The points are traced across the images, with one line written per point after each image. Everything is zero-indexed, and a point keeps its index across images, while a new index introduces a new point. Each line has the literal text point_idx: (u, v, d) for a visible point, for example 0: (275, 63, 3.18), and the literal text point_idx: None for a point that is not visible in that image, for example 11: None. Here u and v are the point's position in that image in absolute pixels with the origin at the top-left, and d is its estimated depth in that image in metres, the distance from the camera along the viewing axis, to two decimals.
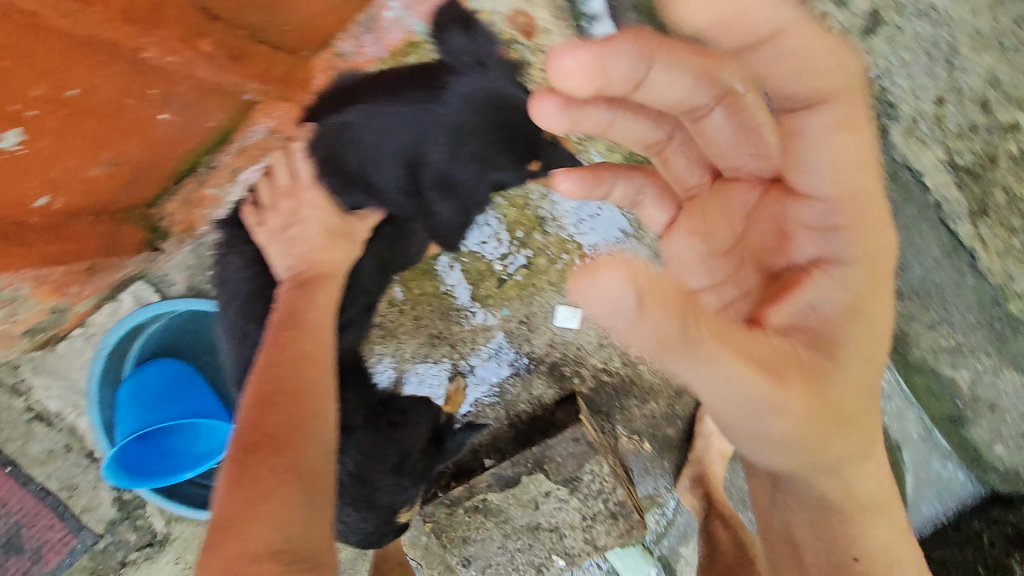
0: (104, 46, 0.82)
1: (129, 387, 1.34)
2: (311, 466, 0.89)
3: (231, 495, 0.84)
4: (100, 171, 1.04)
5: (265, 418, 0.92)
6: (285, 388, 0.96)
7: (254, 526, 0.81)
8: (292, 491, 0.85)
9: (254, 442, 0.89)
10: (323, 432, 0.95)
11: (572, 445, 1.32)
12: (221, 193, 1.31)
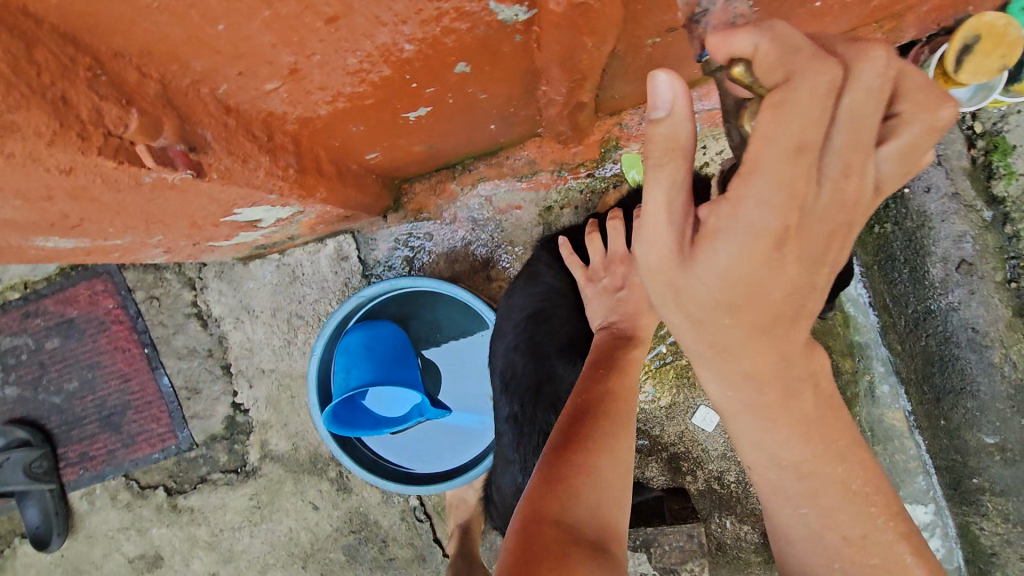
0: (529, 73, 0.93)
1: (367, 340, 1.13)
2: (612, 486, 0.78)
3: (540, 491, 0.75)
4: (420, 148, 1.14)
5: (589, 422, 0.84)
6: (606, 407, 0.87)
7: (561, 511, 0.74)
8: (588, 506, 0.75)
9: (562, 439, 0.82)
10: (621, 459, 0.81)
11: (685, 539, 1.37)
12: (461, 192, 1.40)
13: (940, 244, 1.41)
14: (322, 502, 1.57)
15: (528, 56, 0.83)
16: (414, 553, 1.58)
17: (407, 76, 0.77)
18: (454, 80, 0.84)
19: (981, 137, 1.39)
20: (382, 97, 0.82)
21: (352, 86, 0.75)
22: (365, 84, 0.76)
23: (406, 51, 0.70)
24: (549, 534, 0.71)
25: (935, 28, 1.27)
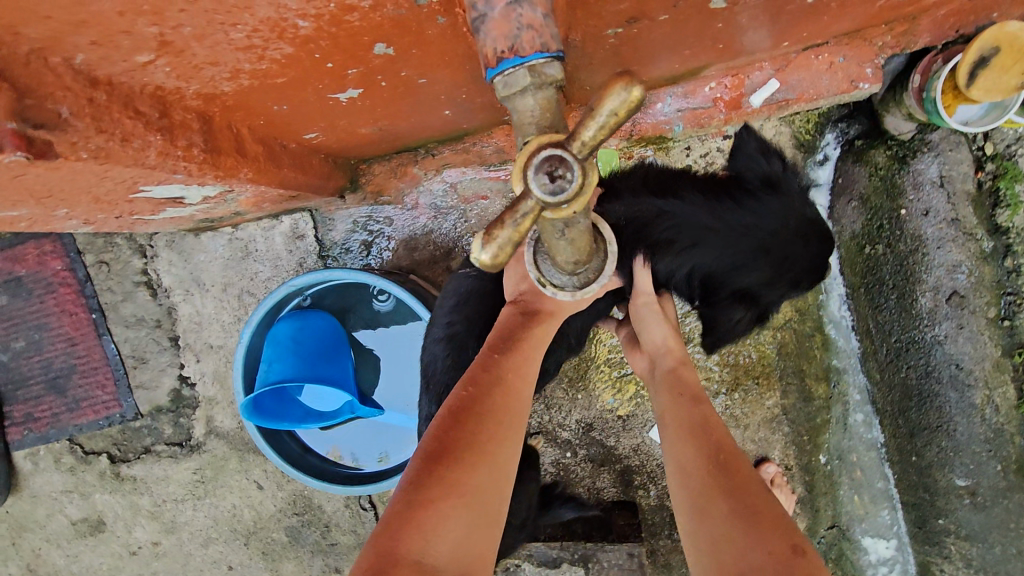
0: (473, 60, 0.83)
1: (294, 330, 1.08)
2: (485, 500, 0.77)
3: (402, 523, 0.72)
4: (367, 130, 1.05)
5: (468, 433, 0.80)
6: (486, 411, 0.83)
7: (423, 548, 0.70)
8: (455, 528, 0.73)
9: (433, 456, 0.77)
10: (501, 463, 0.80)
11: (624, 558, 1.37)
12: (423, 177, 1.32)
13: (932, 273, 1.31)
14: (266, 482, 1.54)
15: (461, 39, 0.73)
16: (356, 540, 1.55)
17: (317, 56, 0.69)
18: (379, 62, 0.75)
19: (991, 160, 1.25)
20: (296, 76, 0.73)
21: (252, 63, 0.67)
22: (267, 61, 0.67)
23: (302, 28, 0.61)
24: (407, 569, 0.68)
25: (952, 35, 1.14)
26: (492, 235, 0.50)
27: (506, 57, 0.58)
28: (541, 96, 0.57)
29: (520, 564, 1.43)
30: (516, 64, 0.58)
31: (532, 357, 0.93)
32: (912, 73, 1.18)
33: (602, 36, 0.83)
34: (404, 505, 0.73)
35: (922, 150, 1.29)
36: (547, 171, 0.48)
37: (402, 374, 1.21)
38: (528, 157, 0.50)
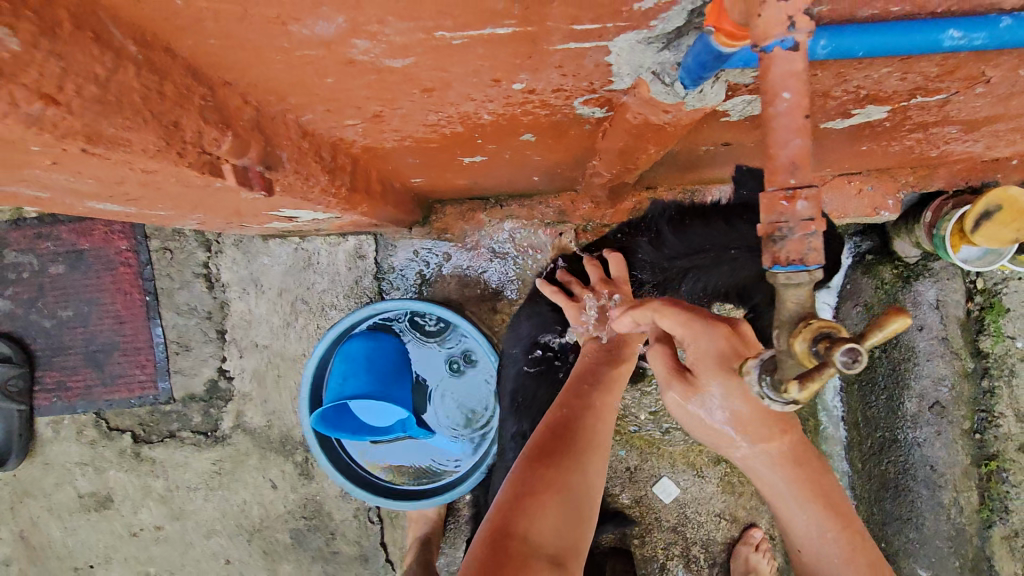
0: (586, 151, 0.97)
1: (365, 350, 1.18)
2: (575, 504, 0.88)
3: (513, 511, 0.85)
4: (464, 182, 1.18)
5: (524, 502, 0.86)
6: (581, 428, 0.94)
7: (529, 528, 0.83)
8: (552, 522, 0.85)
9: (538, 457, 0.91)
10: (589, 481, 0.91)
11: None
12: (489, 224, 1.45)
13: (920, 383, 1.49)
14: (281, 483, 1.59)
15: (591, 140, 0.87)
16: (359, 551, 1.62)
17: (477, 136, 0.82)
18: (518, 145, 0.89)
19: (979, 293, 1.47)
20: (451, 145, 0.86)
21: (424, 133, 0.80)
22: (437, 134, 0.79)
23: (484, 119, 0.74)
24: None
25: (962, 184, 1.33)
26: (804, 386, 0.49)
27: (792, 258, 0.50)
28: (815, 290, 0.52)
29: None
30: (802, 269, 0.49)
31: (602, 430, 0.96)
32: (925, 211, 1.36)
33: (695, 150, 0.98)
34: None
35: (924, 275, 1.48)
36: (854, 352, 0.45)
37: (451, 403, 1.31)
38: (823, 331, 0.48)
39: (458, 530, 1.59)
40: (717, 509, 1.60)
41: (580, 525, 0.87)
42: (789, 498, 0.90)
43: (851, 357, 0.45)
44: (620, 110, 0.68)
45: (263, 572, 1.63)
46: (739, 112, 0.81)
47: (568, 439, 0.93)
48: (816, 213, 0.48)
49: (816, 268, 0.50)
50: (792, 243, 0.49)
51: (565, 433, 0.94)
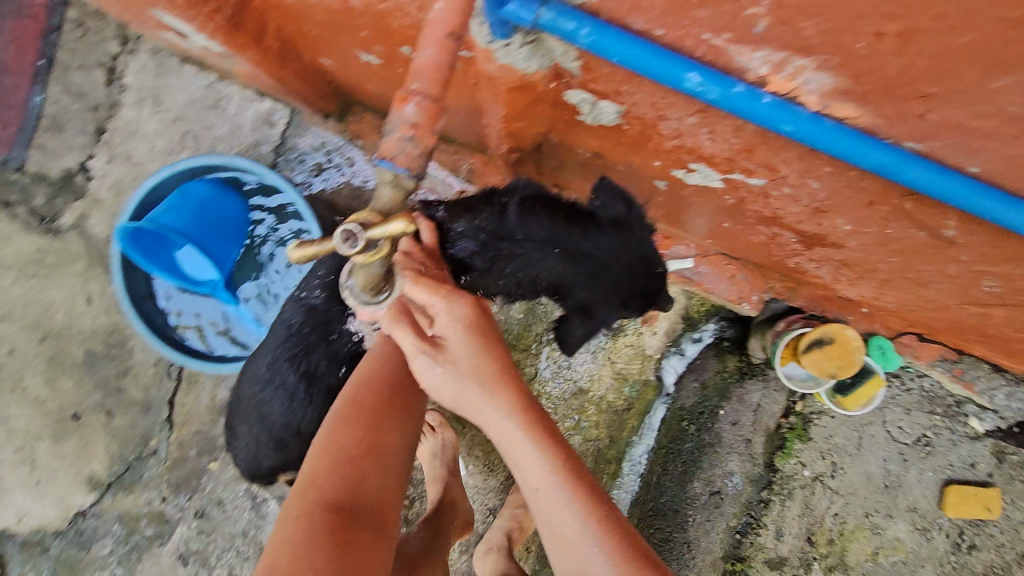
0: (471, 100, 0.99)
1: (206, 194, 1.15)
2: (394, 463, 0.89)
3: (331, 473, 0.82)
4: (371, 88, 1.18)
5: (334, 471, 0.82)
6: (404, 387, 0.97)
7: (347, 495, 0.81)
8: (371, 487, 0.84)
9: (363, 414, 0.90)
10: (407, 442, 0.93)
11: None
12: None
13: (714, 470, 1.56)
14: (98, 300, 1.55)
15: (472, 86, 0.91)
16: (145, 397, 1.59)
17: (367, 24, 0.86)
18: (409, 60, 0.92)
19: (794, 413, 1.55)
20: (350, 27, 0.90)
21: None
22: None
23: None
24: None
25: (817, 312, 1.40)
26: (302, 245, 0.67)
27: (386, 155, 0.64)
28: (392, 195, 0.67)
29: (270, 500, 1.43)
30: (389, 167, 0.65)
31: (407, 384, 0.98)
32: (779, 322, 1.44)
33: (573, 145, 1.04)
34: (291, 553, 0.73)
35: (757, 377, 1.57)
36: (348, 238, 0.62)
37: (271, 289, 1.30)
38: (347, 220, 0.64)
39: None
40: (491, 502, 1.63)
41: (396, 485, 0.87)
42: (555, 503, 0.83)
43: (344, 235, 0.61)
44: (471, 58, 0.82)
45: (43, 375, 1.58)
46: (594, 118, 0.92)
47: (375, 398, 0.93)
48: (418, 122, 0.63)
49: (400, 172, 0.65)
50: (391, 141, 0.64)
51: (371, 390, 0.93)
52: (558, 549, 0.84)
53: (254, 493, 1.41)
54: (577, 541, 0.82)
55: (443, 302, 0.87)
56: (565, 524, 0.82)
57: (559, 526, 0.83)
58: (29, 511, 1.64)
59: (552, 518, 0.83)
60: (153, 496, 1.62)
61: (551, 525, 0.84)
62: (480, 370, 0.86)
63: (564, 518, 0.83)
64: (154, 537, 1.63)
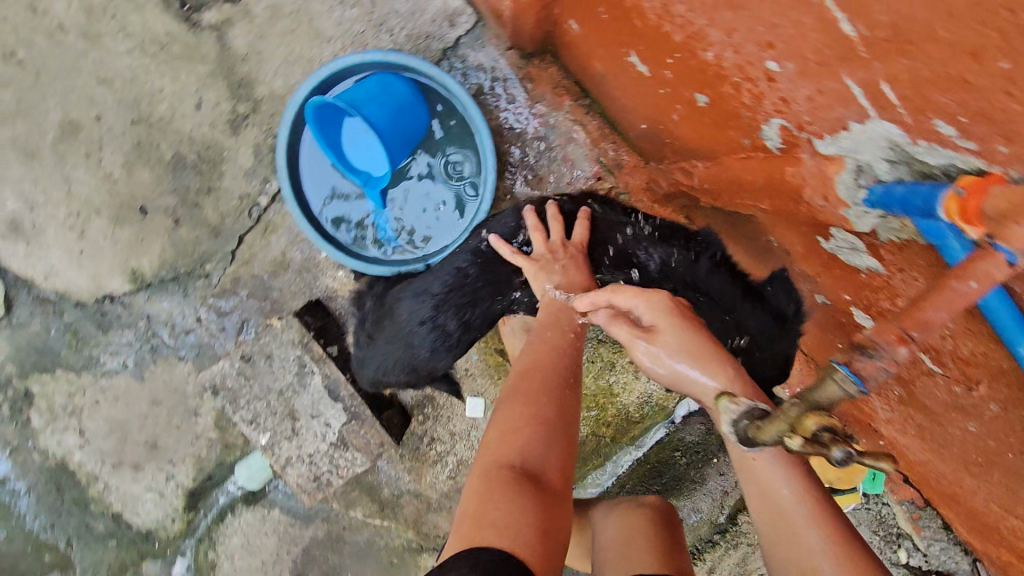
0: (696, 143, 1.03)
1: (397, 93, 1.24)
2: (561, 434, 0.98)
3: (508, 441, 0.94)
4: (594, 62, 1.17)
5: (507, 435, 0.95)
6: (559, 364, 1.07)
7: (520, 459, 0.92)
8: (542, 453, 0.93)
9: (529, 388, 1.01)
10: (570, 413, 1.01)
11: (377, 441, 1.55)
12: (565, 113, 1.43)
13: (684, 503, 1.71)
14: (209, 109, 1.50)
15: (726, 153, 0.92)
16: (218, 222, 1.58)
17: (676, 53, 0.83)
18: (682, 97, 0.91)
19: None
20: (648, 41, 0.89)
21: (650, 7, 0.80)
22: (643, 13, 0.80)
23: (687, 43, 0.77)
24: (479, 557, 0.78)
25: None
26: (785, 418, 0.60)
27: (862, 372, 0.54)
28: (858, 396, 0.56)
29: (314, 373, 1.52)
30: (857, 384, 0.54)
31: (575, 367, 1.09)
32: None
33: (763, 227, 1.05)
34: (482, 506, 0.85)
35: None
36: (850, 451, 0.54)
37: (417, 208, 1.39)
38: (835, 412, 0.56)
39: (307, 286, 1.61)
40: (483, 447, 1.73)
41: (564, 451, 0.96)
42: (784, 495, 0.89)
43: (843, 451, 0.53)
44: (762, 153, 0.87)
45: (123, 153, 1.53)
46: (833, 246, 0.85)
47: (536, 373, 1.04)
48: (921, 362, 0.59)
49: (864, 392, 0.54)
50: (874, 364, 0.54)
51: (538, 367, 1.06)
52: (778, 538, 0.88)
53: (302, 361, 1.52)
54: (811, 538, 0.86)
55: (650, 301, 0.98)
56: (804, 520, 0.87)
57: (794, 520, 0.88)
58: (60, 273, 1.63)
59: (789, 511, 0.88)
60: (189, 312, 1.66)
61: (784, 520, 0.89)
62: (695, 354, 0.92)
63: (800, 512, 0.88)
64: (178, 346, 1.70)
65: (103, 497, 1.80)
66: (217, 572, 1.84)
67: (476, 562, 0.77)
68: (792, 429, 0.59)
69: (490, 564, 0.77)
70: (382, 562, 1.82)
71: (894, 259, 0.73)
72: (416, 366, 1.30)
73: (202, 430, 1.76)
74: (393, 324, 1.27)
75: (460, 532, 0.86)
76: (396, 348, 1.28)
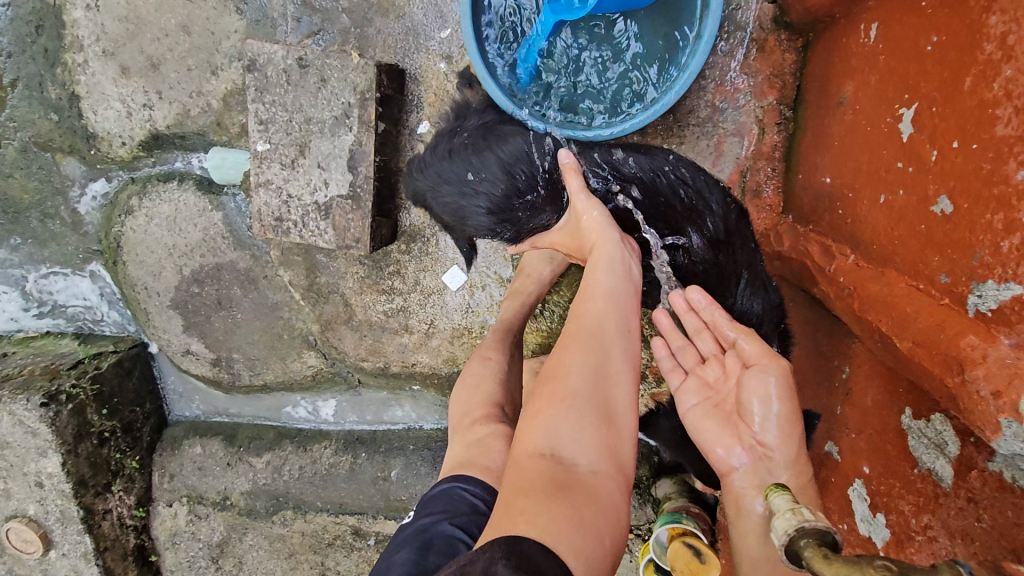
0: (855, 231, 0.95)
1: None
2: (588, 400, 0.90)
3: (529, 430, 0.89)
4: (846, 84, 1.02)
5: (536, 420, 0.89)
6: (592, 325, 0.98)
7: (543, 445, 0.86)
8: (567, 431, 0.87)
9: (551, 370, 0.95)
10: (602, 377, 0.93)
11: (353, 236, 1.41)
12: (758, 106, 1.28)
13: None
14: None
15: (899, 271, 0.81)
16: None
17: (973, 145, 0.68)
18: (917, 189, 0.79)
19: None
20: (949, 111, 0.73)
21: (1001, 80, 0.64)
22: (977, 85, 0.68)
23: (979, 145, 0.67)
24: (520, 548, 0.70)
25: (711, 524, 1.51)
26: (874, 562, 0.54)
27: None
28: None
29: (349, 132, 1.35)
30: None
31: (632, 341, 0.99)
32: (697, 505, 1.52)
33: (847, 354, 0.97)
34: (511, 500, 0.81)
35: (640, 496, 1.64)
36: None
37: (575, 70, 1.21)
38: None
39: (403, 50, 1.44)
40: (430, 315, 1.65)
41: (603, 432, 0.89)
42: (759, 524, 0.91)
43: None
44: (929, 287, 0.74)
45: None
46: (907, 421, 0.78)
47: (570, 344, 0.97)
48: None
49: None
50: None
51: (581, 328, 0.98)
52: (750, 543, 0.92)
53: (347, 111, 1.34)
54: None
55: (730, 327, 1.02)
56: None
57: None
58: None
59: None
60: None
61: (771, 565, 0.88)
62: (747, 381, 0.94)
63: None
64: None
65: (74, 72, 1.62)
66: (128, 219, 1.72)
67: (515, 549, 0.70)
68: None
69: (528, 552, 0.70)
70: (272, 327, 1.77)
71: (976, 488, 0.66)
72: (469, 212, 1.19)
73: (207, 91, 1.58)
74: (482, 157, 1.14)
75: (492, 526, 0.79)
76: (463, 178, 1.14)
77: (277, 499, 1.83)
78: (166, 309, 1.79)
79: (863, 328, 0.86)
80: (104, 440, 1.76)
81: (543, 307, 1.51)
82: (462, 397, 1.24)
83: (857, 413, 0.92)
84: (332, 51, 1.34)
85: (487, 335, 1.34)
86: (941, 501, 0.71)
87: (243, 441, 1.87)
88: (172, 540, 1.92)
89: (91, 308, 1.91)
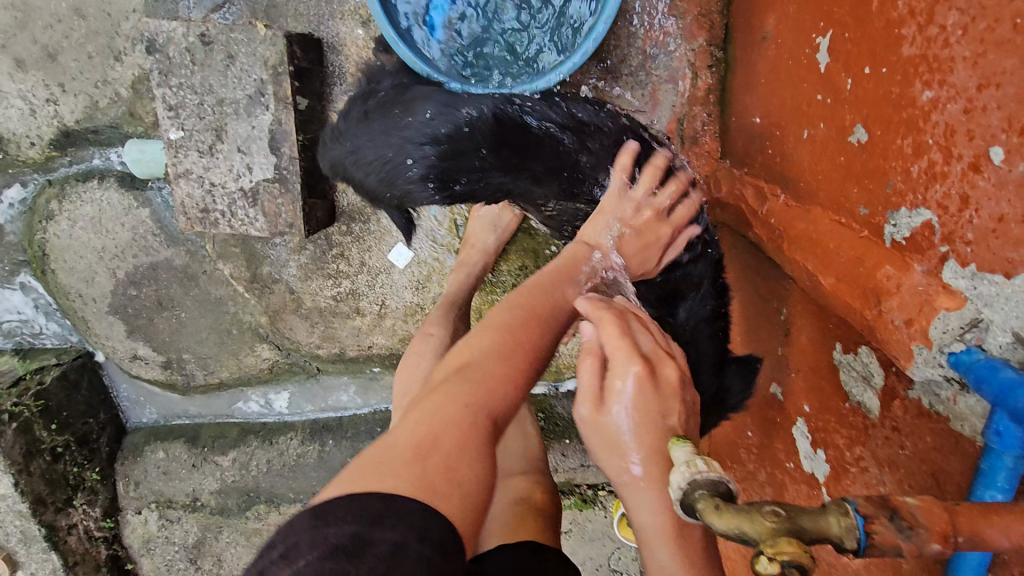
0: (784, 169, 0.93)
1: None
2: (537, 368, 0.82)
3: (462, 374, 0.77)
4: (768, 16, 0.99)
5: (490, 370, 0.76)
6: (561, 297, 0.90)
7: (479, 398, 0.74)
8: (508, 394, 0.77)
9: (510, 316, 0.84)
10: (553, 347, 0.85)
11: (285, 221, 1.35)
12: (689, 50, 1.24)
13: None
14: None
15: (824, 206, 0.80)
16: None
17: (883, 69, 0.65)
18: (835, 120, 0.76)
19: (592, 488, 1.68)
20: (859, 35, 0.70)
21: None
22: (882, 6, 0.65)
23: (886, 70, 0.65)
24: (427, 521, 0.61)
25: None
26: (767, 513, 0.50)
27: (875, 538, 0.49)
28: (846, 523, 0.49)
29: (264, 111, 1.27)
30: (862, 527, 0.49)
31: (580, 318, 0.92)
32: None
33: (784, 295, 0.96)
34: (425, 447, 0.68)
35: None
36: None
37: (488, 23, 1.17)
38: (839, 529, 0.49)
39: (317, 17, 1.36)
40: (381, 295, 1.61)
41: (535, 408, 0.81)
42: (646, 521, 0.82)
43: None
44: (850, 221, 0.73)
45: None
46: (839, 357, 0.78)
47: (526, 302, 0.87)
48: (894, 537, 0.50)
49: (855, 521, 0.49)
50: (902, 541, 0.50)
51: (540, 290, 0.89)
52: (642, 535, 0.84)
53: (261, 89, 1.26)
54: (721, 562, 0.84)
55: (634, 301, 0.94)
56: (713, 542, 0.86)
57: None
58: None
59: None
60: None
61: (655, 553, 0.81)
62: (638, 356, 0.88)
63: None
64: None
65: None
66: (49, 225, 1.62)
67: (430, 533, 0.60)
68: (764, 545, 0.49)
69: (442, 539, 0.61)
70: (220, 323, 1.71)
71: (900, 417, 0.67)
72: (396, 179, 1.11)
73: (113, 79, 1.48)
74: (399, 119, 1.08)
75: (387, 472, 0.66)
76: (385, 150, 1.09)
77: (248, 495, 1.81)
78: (105, 315, 1.71)
79: (795, 269, 0.85)
80: (57, 455, 1.70)
81: (493, 276, 1.48)
82: (405, 377, 1.22)
83: (796, 353, 0.92)
84: (236, 24, 1.25)
85: (434, 311, 1.31)
86: (871, 432, 0.72)
87: (207, 441, 1.83)
88: (147, 546, 1.89)
89: (27, 321, 1.82)
